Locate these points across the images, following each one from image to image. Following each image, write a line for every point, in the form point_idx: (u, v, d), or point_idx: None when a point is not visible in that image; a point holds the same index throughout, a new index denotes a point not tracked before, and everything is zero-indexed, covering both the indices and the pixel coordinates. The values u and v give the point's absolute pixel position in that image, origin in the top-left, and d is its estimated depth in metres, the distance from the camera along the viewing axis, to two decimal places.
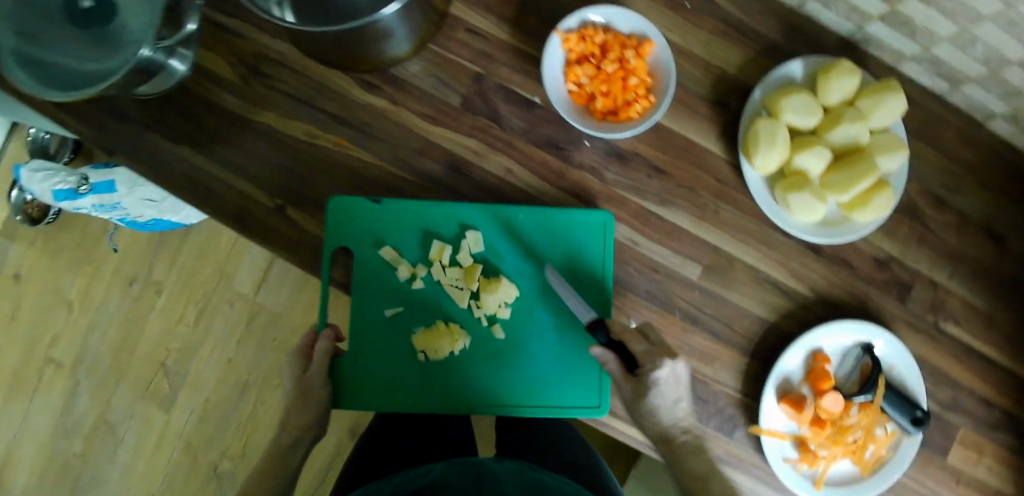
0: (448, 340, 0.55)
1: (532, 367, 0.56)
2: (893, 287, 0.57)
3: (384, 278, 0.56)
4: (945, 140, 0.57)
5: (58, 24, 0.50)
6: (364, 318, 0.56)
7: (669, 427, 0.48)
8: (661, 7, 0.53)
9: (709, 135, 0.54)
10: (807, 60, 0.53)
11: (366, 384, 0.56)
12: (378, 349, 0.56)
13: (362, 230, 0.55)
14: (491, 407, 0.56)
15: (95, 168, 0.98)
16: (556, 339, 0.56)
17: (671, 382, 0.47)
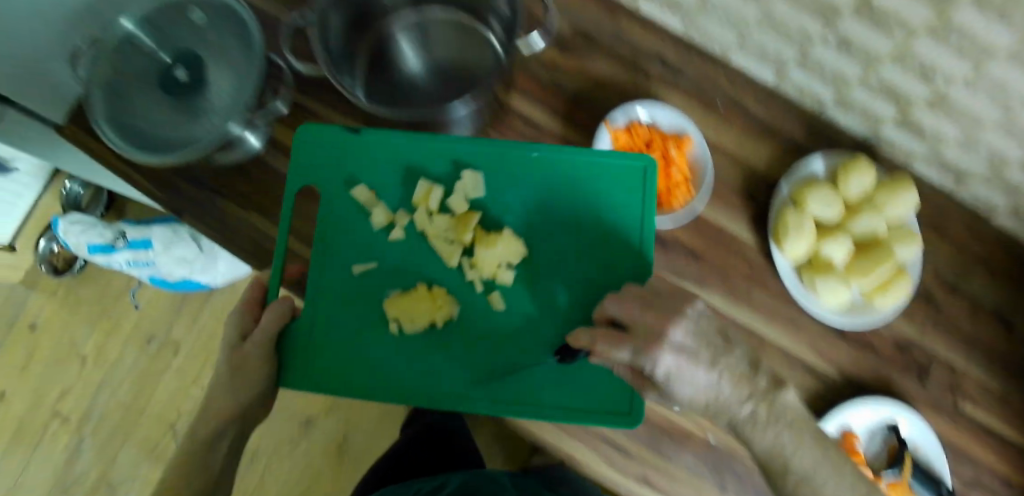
0: (424, 304, 0.53)
1: (512, 351, 0.54)
2: (912, 368, 0.61)
3: (360, 225, 0.57)
4: (954, 230, 0.62)
5: (154, 95, 0.56)
6: (332, 270, 0.56)
7: (720, 404, 0.41)
8: (696, 109, 0.59)
9: (741, 224, 0.59)
10: (829, 158, 0.58)
11: (328, 347, 0.55)
12: (345, 304, 0.55)
13: (340, 169, 0.57)
14: (460, 380, 0.54)
15: (131, 225, 1.02)
16: (543, 312, 0.54)
17: (682, 365, 0.40)
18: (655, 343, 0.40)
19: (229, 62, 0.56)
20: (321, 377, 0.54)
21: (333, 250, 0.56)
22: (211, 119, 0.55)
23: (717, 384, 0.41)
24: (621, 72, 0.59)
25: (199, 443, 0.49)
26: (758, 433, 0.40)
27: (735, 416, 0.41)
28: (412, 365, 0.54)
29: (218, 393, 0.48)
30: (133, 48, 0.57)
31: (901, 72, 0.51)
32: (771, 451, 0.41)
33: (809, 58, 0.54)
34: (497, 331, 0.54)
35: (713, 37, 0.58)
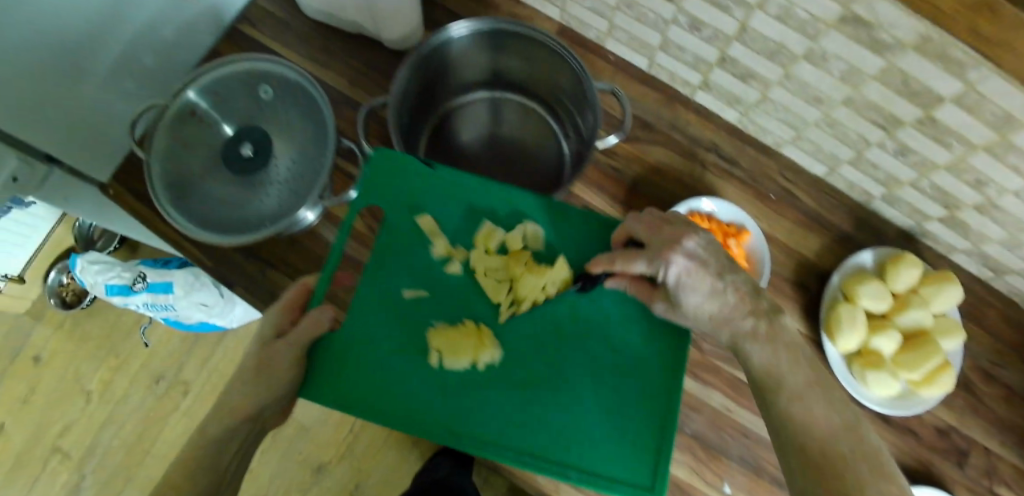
0: (472, 343, 0.51)
1: (553, 406, 0.51)
2: (952, 454, 0.62)
3: (415, 252, 0.53)
4: (990, 320, 0.64)
5: (214, 167, 0.53)
6: (380, 292, 0.52)
7: (722, 316, 0.41)
8: (751, 198, 0.62)
9: (792, 312, 0.61)
10: (877, 251, 0.61)
11: (357, 371, 0.50)
12: (385, 331, 0.51)
13: (404, 192, 0.54)
14: (492, 431, 0.50)
15: (152, 265, 0.97)
16: (595, 369, 0.52)
17: (692, 271, 0.41)
18: (667, 249, 0.42)
19: (295, 135, 0.54)
20: (343, 398, 0.49)
21: (382, 273, 0.52)
22: (279, 196, 0.53)
23: (722, 291, 0.41)
24: (679, 161, 0.61)
25: (210, 440, 0.39)
26: (753, 344, 0.39)
27: (737, 326, 0.40)
28: (444, 403, 0.50)
29: (236, 388, 0.41)
30: (191, 114, 0.53)
31: (955, 180, 0.53)
32: (763, 370, 0.38)
33: (863, 158, 0.57)
34: (540, 383, 0.51)
35: (768, 131, 0.60)
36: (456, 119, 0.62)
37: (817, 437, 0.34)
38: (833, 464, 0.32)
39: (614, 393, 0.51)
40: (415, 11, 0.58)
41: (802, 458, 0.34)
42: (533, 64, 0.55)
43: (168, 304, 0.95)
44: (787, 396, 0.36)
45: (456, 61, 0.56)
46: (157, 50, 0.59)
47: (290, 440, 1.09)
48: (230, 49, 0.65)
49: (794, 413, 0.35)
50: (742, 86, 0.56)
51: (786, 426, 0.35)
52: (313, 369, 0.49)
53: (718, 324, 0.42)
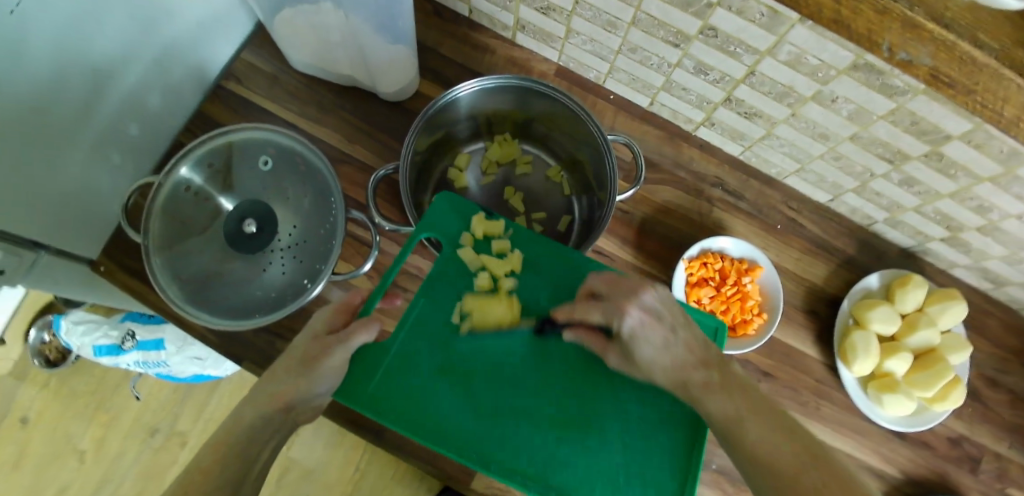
0: (505, 306, 0.46)
1: (590, 450, 0.45)
2: (965, 462, 0.63)
3: (461, 282, 0.47)
4: (991, 330, 0.66)
5: (217, 244, 0.53)
6: (422, 317, 0.46)
7: (676, 369, 0.39)
8: (757, 230, 0.63)
9: (806, 341, 0.63)
10: (883, 273, 0.62)
11: (388, 383, 0.44)
12: (421, 354, 0.46)
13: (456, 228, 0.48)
14: (509, 460, 0.44)
15: (137, 317, 0.86)
16: (633, 410, 0.45)
17: (647, 324, 0.39)
18: (623, 301, 0.40)
19: (295, 203, 0.55)
20: (369, 398, 0.44)
21: (430, 294, 0.47)
22: (285, 266, 0.54)
23: (672, 344, 0.39)
24: (686, 199, 0.63)
25: (244, 427, 0.37)
26: (709, 394, 0.37)
27: (688, 379, 0.38)
28: (477, 428, 0.44)
29: (278, 375, 0.39)
30: (185, 192, 0.52)
31: (958, 206, 0.53)
32: (728, 418, 0.35)
33: (867, 187, 0.58)
34: (582, 426, 0.45)
35: (772, 163, 0.61)
36: (452, 188, 0.61)
37: (780, 469, 0.32)
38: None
39: (659, 444, 0.45)
40: (411, 64, 0.59)
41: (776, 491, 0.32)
42: (540, 120, 0.57)
43: (160, 360, 0.84)
44: (755, 435, 0.34)
45: (459, 120, 0.57)
46: (147, 121, 0.57)
47: (295, 486, 0.94)
48: (224, 110, 0.63)
49: (762, 450, 0.33)
50: (747, 123, 0.57)
51: (757, 467, 0.33)
52: (350, 368, 0.44)
53: (671, 379, 0.39)
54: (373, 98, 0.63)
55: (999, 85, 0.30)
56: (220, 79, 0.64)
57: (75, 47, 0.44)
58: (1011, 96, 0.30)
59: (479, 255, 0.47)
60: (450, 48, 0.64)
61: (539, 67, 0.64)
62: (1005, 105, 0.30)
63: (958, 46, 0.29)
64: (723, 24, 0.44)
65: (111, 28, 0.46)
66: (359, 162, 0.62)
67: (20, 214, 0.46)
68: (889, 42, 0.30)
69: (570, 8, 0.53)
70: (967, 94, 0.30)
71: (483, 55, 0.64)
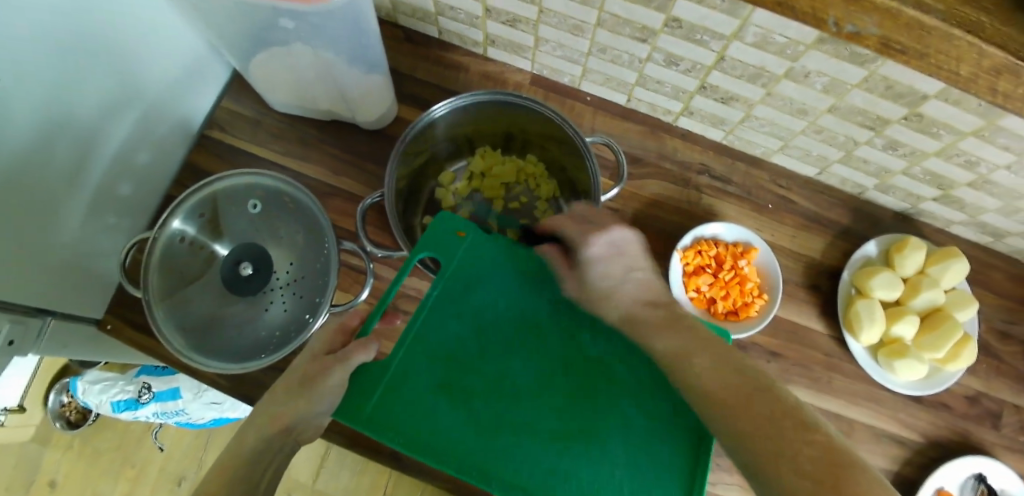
0: (501, 164, 0.61)
1: (593, 464, 0.42)
2: (986, 419, 0.63)
3: (461, 296, 0.46)
4: (997, 283, 0.66)
5: (216, 290, 0.54)
6: (421, 336, 0.45)
7: (627, 307, 0.40)
8: (748, 211, 0.63)
9: (810, 316, 0.62)
10: (880, 239, 0.62)
11: (388, 402, 0.42)
12: (420, 373, 0.44)
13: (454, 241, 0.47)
14: (508, 472, 0.42)
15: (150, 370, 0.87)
16: (638, 421, 0.43)
17: (609, 256, 0.41)
18: (593, 229, 0.42)
19: (289, 241, 0.56)
20: (369, 417, 0.42)
21: (431, 312, 0.45)
22: (286, 303, 0.54)
23: (625, 280, 0.41)
24: (674, 190, 0.63)
25: (247, 451, 0.37)
26: (657, 333, 0.37)
27: (635, 316, 0.39)
28: (477, 442, 0.42)
29: (279, 401, 0.39)
30: (179, 243, 0.52)
31: (946, 164, 0.53)
32: (673, 352, 0.36)
33: (852, 155, 0.58)
34: (585, 439, 0.42)
35: (756, 143, 0.62)
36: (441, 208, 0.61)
37: (722, 395, 0.32)
38: (752, 416, 0.30)
39: (664, 457, 0.42)
40: (388, 89, 0.60)
41: (720, 419, 0.31)
42: (521, 129, 0.57)
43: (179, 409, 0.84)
44: (699, 366, 0.34)
45: (438, 141, 0.57)
46: (137, 176, 0.59)
47: None
48: (212, 158, 0.65)
49: (707, 383, 0.33)
50: (725, 107, 0.57)
51: (700, 396, 0.33)
52: (350, 385, 0.42)
53: (623, 317, 0.40)
54: (354, 128, 0.64)
55: (952, 47, 0.30)
56: (204, 127, 0.65)
57: (59, 114, 0.45)
58: (964, 55, 0.30)
59: (484, 165, 0.61)
60: (423, 70, 0.65)
61: (514, 78, 0.65)
62: (960, 64, 0.30)
63: (903, 13, 0.29)
64: (687, 15, 0.45)
65: (92, 90, 0.48)
66: (348, 193, 0.63)
67: (21, 283, 0.46)
68: (834, 17, 0.31)
69: (535, 17, 0.54)
70: (921, 59, 0.31)
71: (457, 73, 0.65)
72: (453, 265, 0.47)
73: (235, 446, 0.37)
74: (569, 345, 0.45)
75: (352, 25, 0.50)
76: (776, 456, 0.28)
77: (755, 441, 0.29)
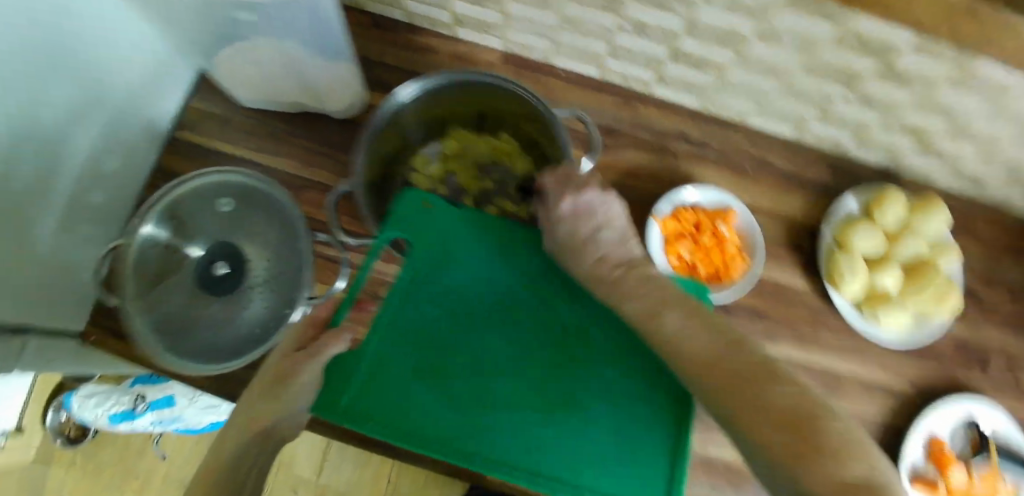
0: (475, 142, 0.60)
1: (578, 431, 0.42)
2: (973, 363, 0.64)
3: (432, 278, 0.46)
4: (978, 230, 0.66)
5: (190, 292, 0.52)
6: (395, 321, 0.45)
7: (597, 266, 0.42)
8: (727, 175, 0.63)
9: (795, 275, 0.63)
10: (858, 193, 0.62)
11: (366, 389, 0.42)
12: (395, 358, 0.44)
13: (421, 220, 0.47)
14: (494, 447, 0.42)
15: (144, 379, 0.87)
16: (619, 384, 0.44)
17: (580, 217, 0.44)
18: (566, 191, 0.45)
19: (263, 238, 0.55)
20: (347, 407, 0.42)
21: (403, 296, 0.45)
22: (266, 300, 0.54)
23: (598, 240, 0.43)
24: (652, 159, 0.63)
25: (228, 454, 0.36)
26: (629, 296, 0.39)
27: (609, 276, 0.41)
28: (459, 421, 0.42)
29: (259, 402, 0.40)
30: (152, 250, 0.52)
31: (920, 114, 0.53)
32: (643, 312, 0.38)
33: (828, 112, 0.57)
34: (569, 411, 0.43)
35: (731, 107, 0.61)
36: None
37: (699, 353, 0.33)
38: (727, 370, 0.31)
39: (647, 418, 0.43)
40: (356, 78, 0.59)
41: (694, 374, 0.33)
42: (492, 109, 0.57)
43: (176, 416, 0.84)
44: (670, 324, 0.36)
45: (410, 125, 0.57)
46: (110, 185, 0.58)
47: None
48: (184, 161, 0.64)
49: (679, 339, 0.34)
50: (697, 72, 0.57)
51: (672, 351, 0.35)
52: (325, 379, 0.42)
53: (594, 278, 0.42)
54: (326, 119, 0.63)
55: None
56: (176, 131, 0.65)
57: (25, 126, 0.44)
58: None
59: (458, 142, 0.60)
60: (392, 56, 0.64)
61: (484, 57, 0.64)
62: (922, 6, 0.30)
63: None
64: None
65: (56, 99, 0.47)
66: (324, 186, 0.62)
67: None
68: None
69: None
70: None
71: (426, 57, 0.64)
72: (422, 245, 0.46)
73: (217, 450, 0.37)
74: (545, 317, 0.46)
75: (312, 16, 0.49)
76: (754, 401, 0.29)
77: (723, 390, 0.31)
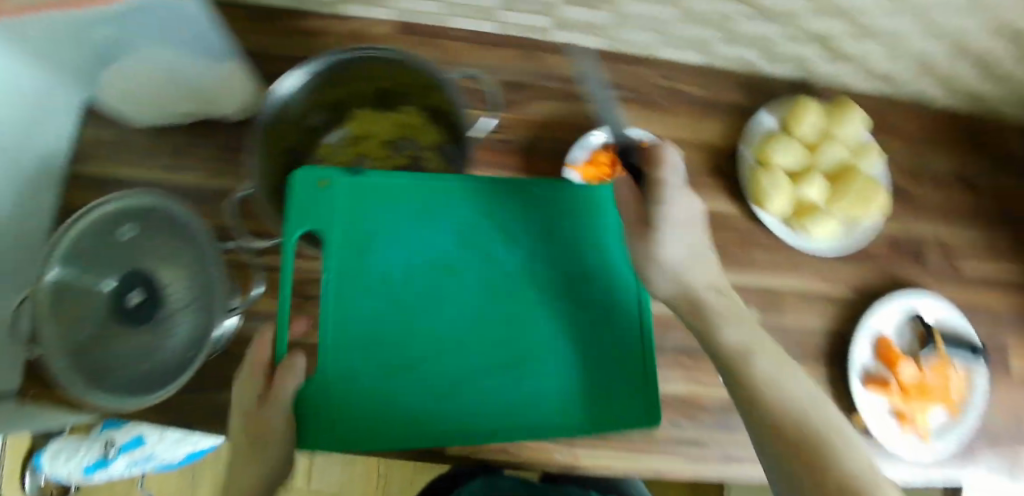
0: (380, 119, 0.59)
1: (543, 367, 0.51)
2: (907, 257, 0.66)
3: (363, 274, 0.48)
4: (898, 126, 0.66)
5: (110, 327, 0.50)
6: (344, 326, 0.47)
7: (692, 289, 0.41)
8: (642, 111, 0.62)
9: (724, 202, 0.62)
10: (773, 109, 0.62)
11: (342, 399, 0.46)
12: (357, 364, 0.47)
13: (338, 215, 0.48)
14: (480, 407, 0.49)
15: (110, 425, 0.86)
16: (563, 311, 0.52)
17: (686, 232, 0.41)
18: (672, 185, 0.40)
19: (174, 259, 0.53)
20: (332, 425, 0.45)
21: (344, 297, 0.48)
22: (191, 320, 0.53)
23: (695, 262, 0.41)
24: (563, 108, 0.61)
25: None
26: (728, 328, 0.39)
27: (700, 300, 0.40)
28: (440, 400, 0.48)
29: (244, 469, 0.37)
30: (67, 292, 0.49)
31: (816, 18, 0.52)
32: (736, 350, 0.38)
33: (728, 31, 0.56)
34: (531, 352, 0.51)
35: (633, 41, 0.60)
36: None
37: (784, 406, 0.35)
38: (807, 432, 0.33)
39: (593, 332, 0.52)
40: (245, 79, 0.57)
41: (773, 428, 0.34)
42: (387, 83, 0.55)
43: (149, 454, 0.84)
44: (760, 368, 0.37)
45: (306, 113, 0.55)
46: (14, 234, 0.53)
47: None
48: (85, 193, 0.61)
49: (768, 388, 0.36)
50: (589, 11, 0.55)
51: (750, 398, 0.36)
52: (298, 413, 0.45)
53: (684, 297, 0.41)
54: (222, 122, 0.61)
55: None
56: (73, 165, 0.61)
57: None
58: None
59: (362, 124, 0.59)
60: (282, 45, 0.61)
61: (378, 30, 0.61)
62: None
63: None
64: None
65: None
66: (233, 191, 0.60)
67: None
68: None
69: None
70: None
71: (318, 40, 0.61)
72: (342, 238, 0.48)
73: None
74: (484, 276, 0.51)
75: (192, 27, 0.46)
76: (819, 465, 0.32)
77: (800, 455, 0.33)
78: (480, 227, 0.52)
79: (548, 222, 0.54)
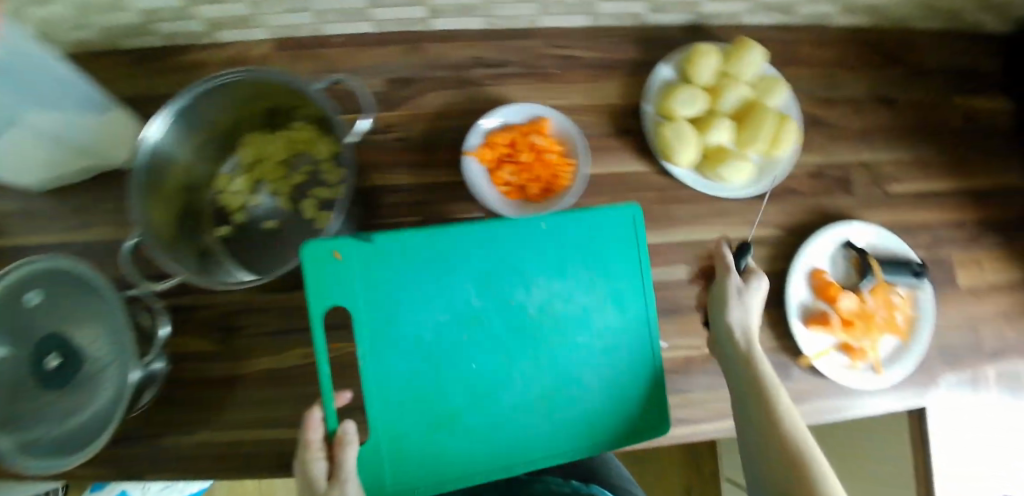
0: (270, 140, 0.57)
1: (575, 400, 0.54)
2: (835, 186, 0.65)
3: (393, 335, 0.51)
4: (805, 56, 0.65)
5: (34, 395, 0.50)
6: (386, 389, 0.50)
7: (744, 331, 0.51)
8: (540, 86, 0.61)
9: (637, 163, 0.62)
10: (672, 60, 0.61)
11: (394, 460, 0.50)
12: (403, 423, 0.50)
13: (358, 285, 0.50)
14: (519, 445, 0.53)
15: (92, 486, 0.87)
16: (590, 342, 0.54)
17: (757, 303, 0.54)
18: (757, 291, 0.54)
19: (83, 314, 0.51)
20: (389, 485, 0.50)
21: (381, 361, 0.50)
22: (113, 376, 0.50)
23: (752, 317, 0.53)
24: (459, 96, 0.60)
25: None
26: (761, 370, 0.48)
27: (749, 342, 0.51)
28: (483, 445, 0.52)
29: None
30: None
31: None
32: (772, 394, 0.47)
33: None
34: (562, 389, 0.53)
35: (517, 16, 0.59)
36: (230, 214, 0.58)
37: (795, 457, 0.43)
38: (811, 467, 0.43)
39: (619, 356, 0.55)
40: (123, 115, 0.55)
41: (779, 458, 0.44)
42: (266, 103, 0.54)
43: None
44: (787, 413, 0.46)
45: (190, 147, 0.54)
46: None
47: None
48: None
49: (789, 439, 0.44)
50: None
51: (771, 428, 0.45)
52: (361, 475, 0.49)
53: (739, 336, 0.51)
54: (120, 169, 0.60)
55: None
56: None
57: None
58: None
59: (253, 148, 0.58)
60: (168, 84, 0.60)
61: (261, 52, 0.60)
62: None
63: None
64: None
65: None
66: None
67: None
68: None
69: None
70: None
71: (204, 73, 0.61)
72: (365, 306, 0.50)
73: None
74: (509, 320, 0.53)
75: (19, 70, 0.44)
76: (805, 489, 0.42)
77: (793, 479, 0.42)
78: (498, 273, 0.53)
79: (565, 252, 0.54)
